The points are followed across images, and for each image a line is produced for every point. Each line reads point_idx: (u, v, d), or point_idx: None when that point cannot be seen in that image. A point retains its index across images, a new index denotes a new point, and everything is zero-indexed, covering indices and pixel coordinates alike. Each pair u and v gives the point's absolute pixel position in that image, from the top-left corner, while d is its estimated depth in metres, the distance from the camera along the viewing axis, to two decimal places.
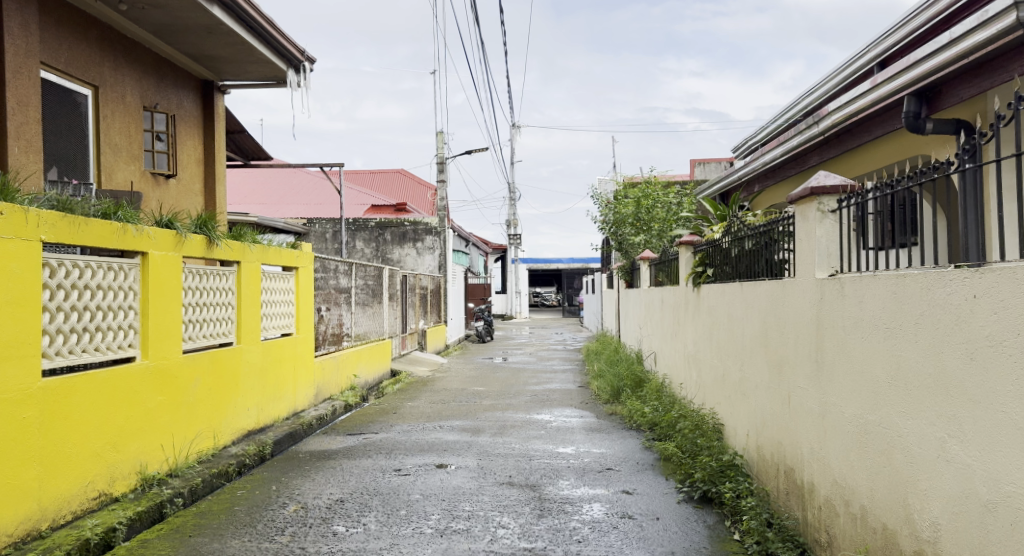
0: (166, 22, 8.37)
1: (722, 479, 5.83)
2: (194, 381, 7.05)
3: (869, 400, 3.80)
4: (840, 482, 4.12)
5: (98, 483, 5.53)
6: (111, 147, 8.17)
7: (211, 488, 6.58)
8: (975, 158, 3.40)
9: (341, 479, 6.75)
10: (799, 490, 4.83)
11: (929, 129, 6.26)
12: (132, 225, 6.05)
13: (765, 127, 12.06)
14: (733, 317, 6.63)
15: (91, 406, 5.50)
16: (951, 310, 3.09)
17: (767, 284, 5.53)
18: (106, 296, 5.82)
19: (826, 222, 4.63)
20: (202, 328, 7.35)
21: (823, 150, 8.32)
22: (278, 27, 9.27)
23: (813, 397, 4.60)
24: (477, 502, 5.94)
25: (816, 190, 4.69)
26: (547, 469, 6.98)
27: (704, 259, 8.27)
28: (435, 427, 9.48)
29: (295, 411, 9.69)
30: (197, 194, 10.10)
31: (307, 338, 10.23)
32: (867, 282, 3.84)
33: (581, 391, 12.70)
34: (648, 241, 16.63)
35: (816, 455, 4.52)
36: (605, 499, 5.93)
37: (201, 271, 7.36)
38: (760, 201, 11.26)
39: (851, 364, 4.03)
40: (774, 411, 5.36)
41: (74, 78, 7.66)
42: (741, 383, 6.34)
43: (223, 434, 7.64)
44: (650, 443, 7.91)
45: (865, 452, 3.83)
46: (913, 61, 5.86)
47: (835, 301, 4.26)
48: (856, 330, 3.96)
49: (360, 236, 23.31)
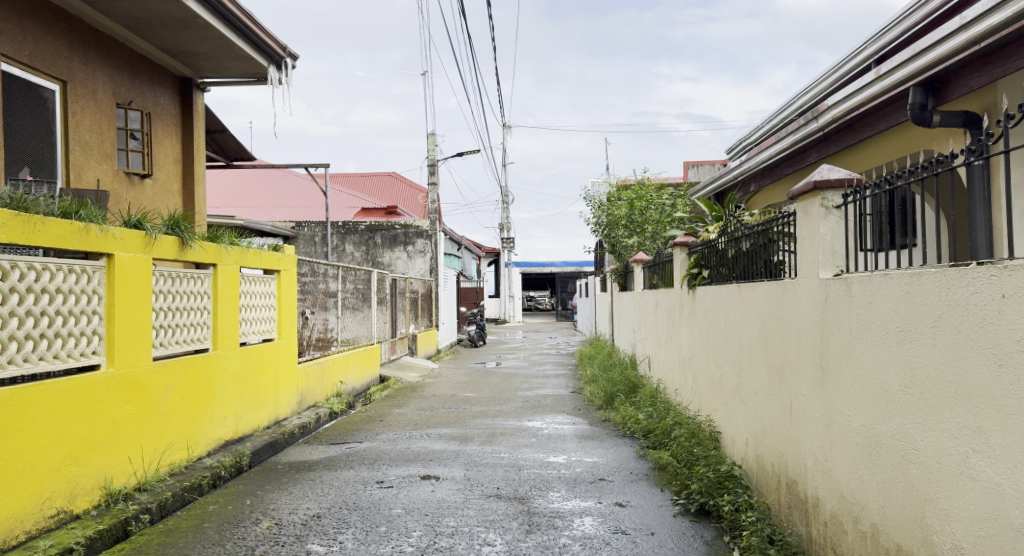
0: (139, 15, 8.06)
1: (720, 490, 5.49)
2: (165, 390, 6.71)
3: (881, 409, 3.46)
4: (848, 497, 3.80)
5: (58, 499, 5.21)
6: (80, 145, 7.87)
7: (182, 502, 6.25)
8: (983, 156, 3.12)
9: (319, 492, 6.42)
10: (803, 504, 4.50)
11: (936, 121, 5.84)
12: (95, 225, 5.74)
13: (760, 127, 11.86)
14: (731, 319, 6.31)
15: (48, 417, 5.16)
16: (976, 312, 2.78)
17: (766, 285, 5.24)
18: (66, 300, 5.48)
19: (830, 219, 4.26)
20: (174, 335, 7.02)
21: (822, 148, 8.05)
22: (257, 21, 8.93)
23: (817, 406, 4.27)
24: (462, 517, 5.61)
25: (818, 184, 4.29)
26: (536, 480, 6.66)
27: (699, 260, 7.97)
28: (421, 435, 9.14)
29: (277, 419, 9.34)
30: (175, 195, 9.78)
31: (290, 344, 9.89)
32: (878, 282, 3.51)
33: (574, 397, 12.36)
34: (641, 243, 16.30)
35: (821, 467, 4.20)
36: (597, 513, 5.62)
37: (172, 274, 7.03)
38: (756, 201, 10.96)
39: (859, 370, 3.70)
40: (774, 419, 5.05)
41: (39, 72, 7.36)
42: (739, 389, 6.02)
43: (198, 445, 7.30)
44: (644, 452, 7.60)
45: (876, 466, 3.51)
46: (919, 49, 5.55)
47: (841, 302, 3.93)
48: (865, 334, 3.63)
49: (350, 239, 22.81)
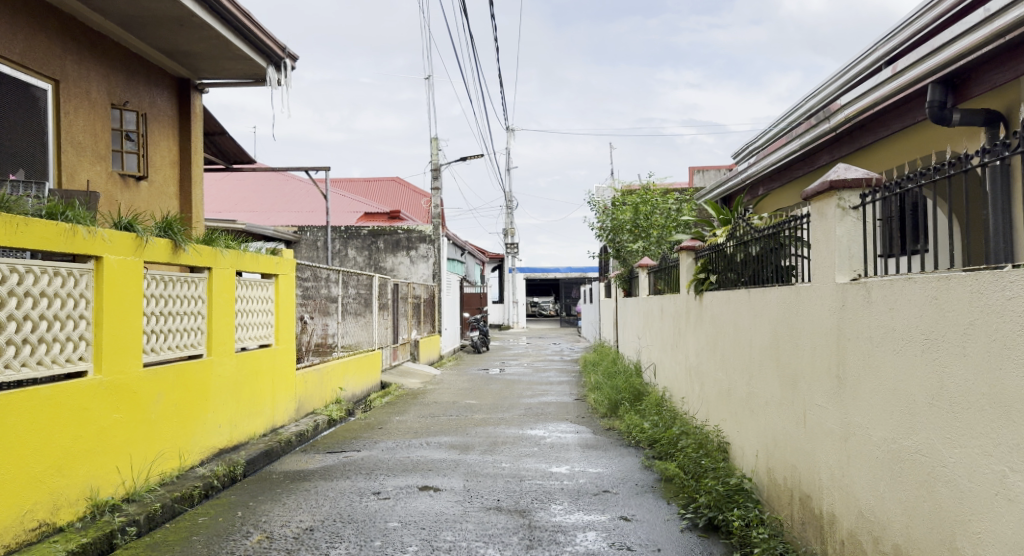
0: (134, 13, 7.89)
1: (729, 505, 5.25)
2: (155, 397, 6.50)
3: (904, 422, 3.20)
4: (866, 515, 3.54)
5: (40, 511, 5.00)
6: (73, 145, 7.72)
7: (171, 514, 6.04)
8: (1010, 151, 2.93)
9: (313, 504, 6.21)
10: (817, 521, 4.25)
11: (957, 119, 5.64)
12: (82, 227, 5.56)
13: (767, 131, 11.64)
14: (739, 326, 6.09)
15: (30, 426, 4.96)
16: (1013, 320, 2.55)
17: (779, 291, 5.01)
18: (51, 304, 5.28)
19: (847, 220, 3.99)
20: (165, 340, 6.82)
21: (834, 149, 7.83)
22: (256, 21, 8.78)
23: (833, 418, 4.01)
24: (460, 531, 5.39)
25: (835, 183, 4.01)
26: (538, 492, 6.44)
27: (706, 265, 7.74)
28: (421, 444, 8.93)
29: (272, 427, 9.12)
30: (172, 197, 9.61)
31: (287, 350, 9.70)
32: (900, 286, 3.25)
33: (577, 404, 12.14)
34: (646, 248, 16.09)
35: (837, 482, 3.95)
36: (601, 527, 5.40)
37: (166, 278, 6.86)
38: (763, 206, 10.73)
39: (877, 380, 3.45)
40: (787, 431, 4.81)
41: (31, 70, 7.19)
42: (749, 398, 5.78)
43: (190, 454, 7.08)
44: (649, 462, 7.36)
45: (897, 482, 3.25)
46: (938, 45, 5.33)
47: (857, 309, 3.69)
48: (883, 342, 3.39)
49: (353, 243, 22.51)
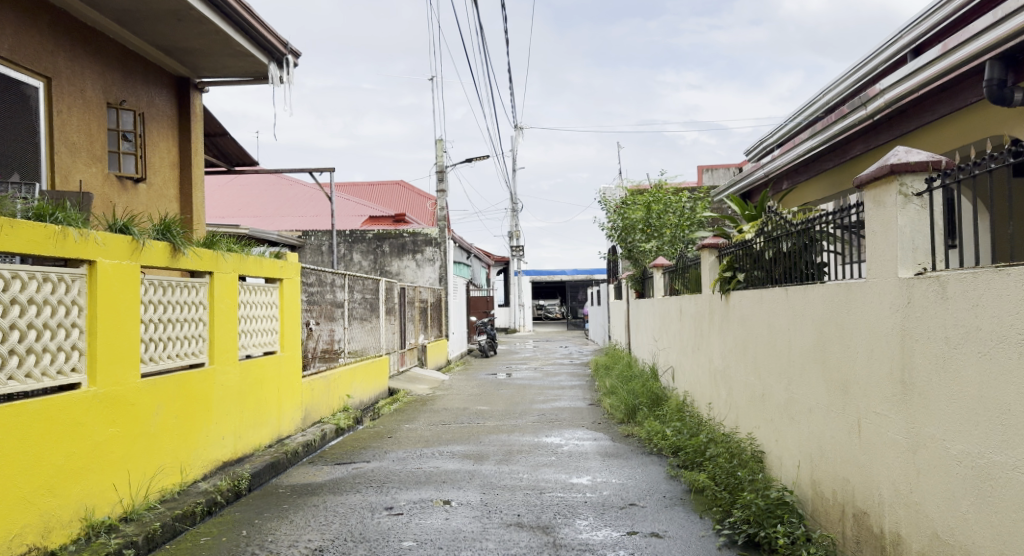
0: (131, 7, 7.55)
1: (771, 519, 4.86)
2: (155, 409, 6.15)
3: (993, 433, 2.83)
4: (942, 535, 3.17)
5: (29, 535, 4.63)
6: (67, 146, 7.38)
7: (172, 533, 5.68)
8: None
9: (323, 521, 5.85)
10: (876, 540, 3.86)
11: (1018, 100, 5.23)
12: (73, 228, 5.20)
13: (783, 125, 11.28)
14: (775, 325, 5.72)
15: (18, 444, 4.59)
16: None
17: (825, 288, 4.64)
18: (41, 312, 4.92)
19: (909, 209, 3.62)
20: (165, 348, 6.46)
21: (870, 138, 7.45)
22: (255, 14, 8.39)
23: (896, 427, 3.64)
24: (480, 551, 5.00)
25: (896, 167, 3.63)
26: (561, 506, 6.05)
27: (733, 263, 7.35)
28: (433, 453, 8.55)
29: (278, 438, 8.75)
30: (172, 200, 9.26)
31: (292, 357, 9.31)
32: (987, 280, 2.87)
33: (592, 410, 11.74)
34: (659, 247, 15.66)
35: (902, 499, 3.57)
36: (631, 545, 5.02)
37: (164, 283, 6.50)
38: (787, 201, 10.36)
39: (955, 386, 3.09)
40: (837, 440, 4.43)
41: (22, 68, 6.86)
42: (788, 405, 5.40)
43: (192, 468, 6.72)
44: (675, 472, 6.96)
45: (986, 503, 2.87)
46: (997, 20, 4.91)
47: (928, 307, 3.32)
48: (963, 344, 3.03)
49: (358, 247, 22.27)
